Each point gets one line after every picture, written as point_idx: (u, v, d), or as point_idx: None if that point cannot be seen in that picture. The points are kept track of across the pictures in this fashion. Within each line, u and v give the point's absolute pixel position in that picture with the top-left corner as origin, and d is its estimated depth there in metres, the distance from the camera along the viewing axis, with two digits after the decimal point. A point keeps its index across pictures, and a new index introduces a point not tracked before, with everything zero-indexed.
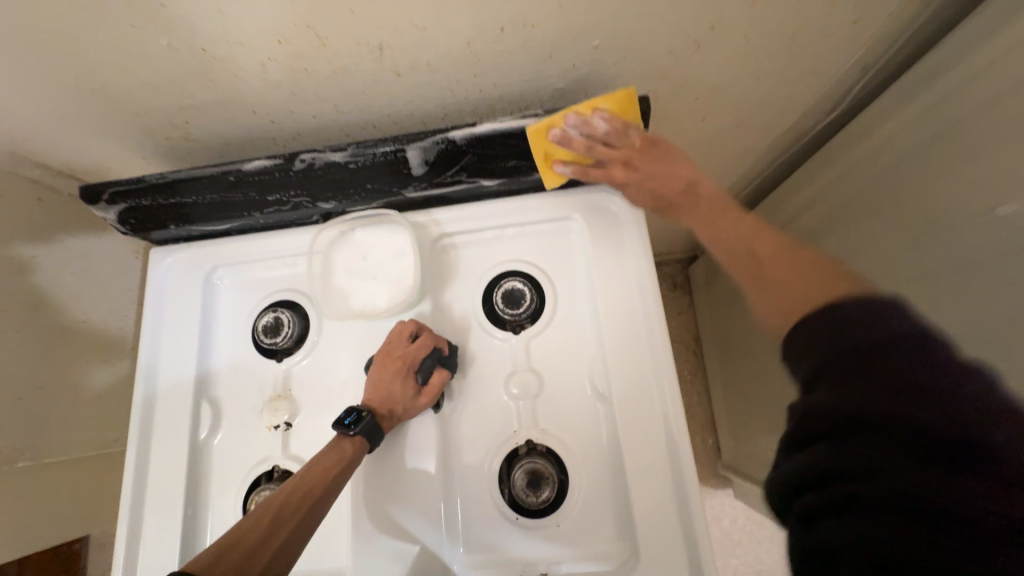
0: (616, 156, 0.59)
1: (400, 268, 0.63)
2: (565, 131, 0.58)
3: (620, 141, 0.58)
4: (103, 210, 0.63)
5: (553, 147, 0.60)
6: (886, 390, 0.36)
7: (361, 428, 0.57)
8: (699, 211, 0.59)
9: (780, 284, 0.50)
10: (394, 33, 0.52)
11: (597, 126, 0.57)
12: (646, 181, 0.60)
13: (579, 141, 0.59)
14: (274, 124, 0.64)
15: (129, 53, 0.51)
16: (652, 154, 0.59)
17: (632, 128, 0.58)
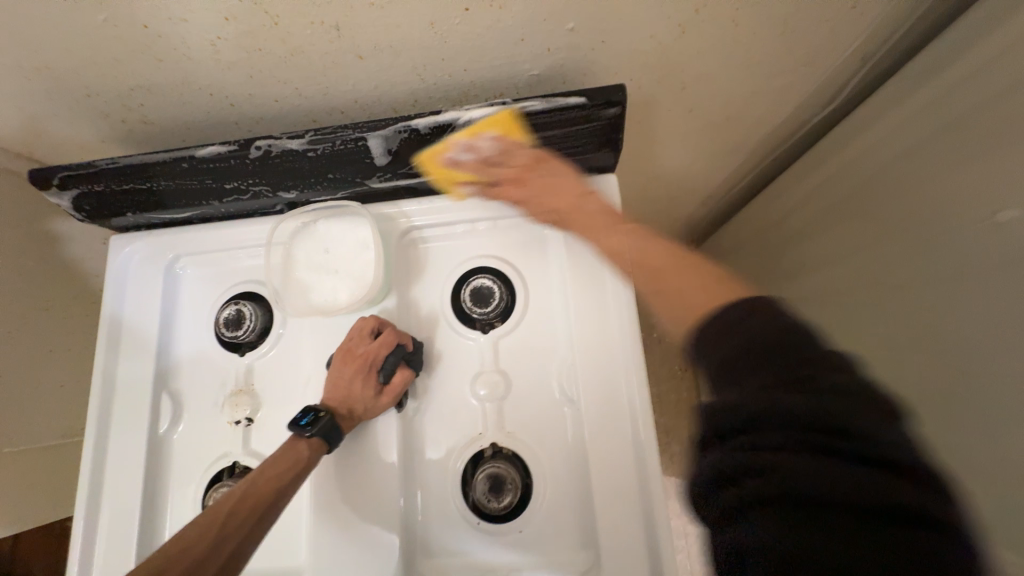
0: (505, 174, 0.59)
1: (362, 262, 0.60)
2: (455, 154, 0.58)
3: (514, 161, 0.58)
4: (56, 196, 0.60)
5: (453, 171, 0.60)
6: (791, 382, 0.36)
7: (317, 430, 0.55)
8: (604, 229, 0.59)
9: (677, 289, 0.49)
10: (349, 12, 0.48)
11: (482, 145, 0.57)
12: (544, 198, 0.59)
13: (481, 164, 0.59)
14: (233, 107, 0.60)
15: (68, 27, 0.48)
16: (544, 173, 0.59)
17: (523, 148, 0.58)
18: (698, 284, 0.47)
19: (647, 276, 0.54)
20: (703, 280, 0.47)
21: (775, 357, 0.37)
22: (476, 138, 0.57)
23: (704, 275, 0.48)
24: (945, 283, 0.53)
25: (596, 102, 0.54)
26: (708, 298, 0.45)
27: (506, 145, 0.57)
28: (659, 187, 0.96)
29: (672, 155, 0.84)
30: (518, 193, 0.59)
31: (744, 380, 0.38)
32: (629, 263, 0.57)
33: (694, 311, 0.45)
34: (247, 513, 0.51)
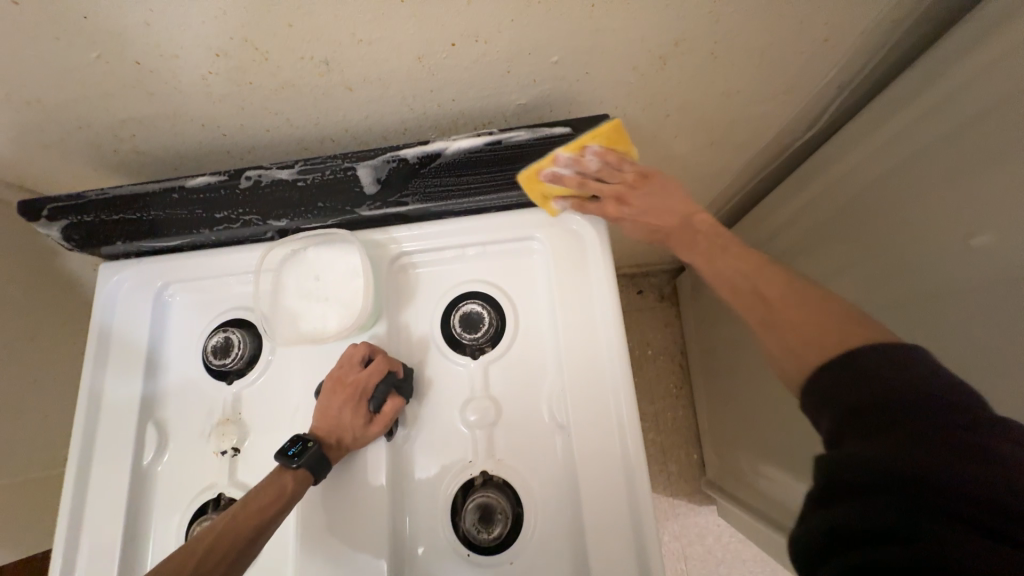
0: (612, 190, 0.56)
1: (351, 289, 0.60)
2: (558, 168, 0.56)
3: (614, 175, 0.56)
4: (45, 227, 0.60)
5: (546, 184, 0.58)
6: (887, 436, 0.36)
7: (305, 461, 0.54)
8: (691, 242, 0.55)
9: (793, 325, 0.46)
10: (338, 48, 0.49)
11: (586, 160, 0.56)
12: (639, 217, 0.56)
13: (566, 179, 0.57)
14: (226, 137, 0.61)
15: (60, 63, 0.49)
16: (643, 189, 0.56)
17: (625, 162, 0.56)
18: (832, 327, 0.44)
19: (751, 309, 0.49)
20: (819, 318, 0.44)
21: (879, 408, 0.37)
22: (583, 153, 0.56)
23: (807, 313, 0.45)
24: (926, 306, 0.53)
25: (575, 131, 0.57)
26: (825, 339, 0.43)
27: (613, 160, 0.56)
28: None
29: (661, 177, 0.85)
30: (610, 209, 0.57)
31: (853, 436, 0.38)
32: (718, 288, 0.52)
33: (819, 350, 0.43)
34: (230, 545, 0.50)
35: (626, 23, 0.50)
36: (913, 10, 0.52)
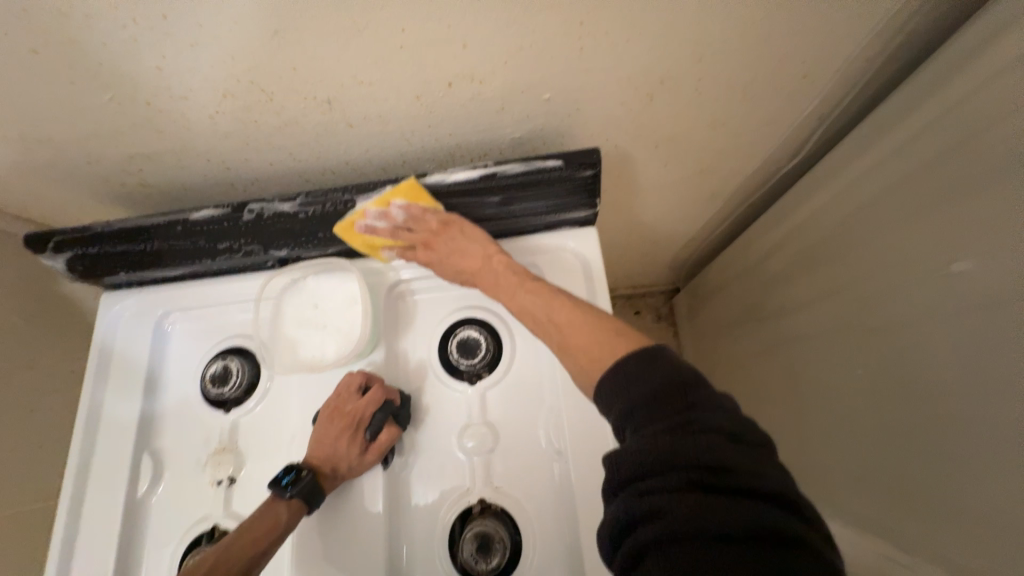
0: (419, 240, 0.61)
1: (350, 316, 0.61)
2: (370, 220, 0.60)
3: (421, 227, 0.60)
4: (50, 258, 0.62)
5: (365, 235, 0.61)
6: (701, 430, 0.39)
7: (298, 490, 0.54)
8: (497, 284, 0.59)
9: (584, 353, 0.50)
10: (340, 89, 0.52)
11: (395, 215, 0.60)
12: (447, 263, 0.61)
13: (388, 228, 0.61)
14: (230, 170, 0.63)
15: (72, 106, 0.51)
16: (448, 239, 0.60)
17: (427, 214, 0.59)
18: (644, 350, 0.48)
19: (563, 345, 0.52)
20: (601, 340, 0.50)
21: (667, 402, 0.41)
22: (387, 208, 0.59)
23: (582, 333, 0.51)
24: (914, 330, 0.55)
25: (572, 165, 0.58)
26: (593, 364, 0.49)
27: (416, 211, 0.59)
28: (643, 230, 1.00)
29: (653, 202, 0.87)
30: (425, 258, 0.61)
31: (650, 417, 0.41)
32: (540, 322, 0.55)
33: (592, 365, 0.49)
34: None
35: (615, 63, 0.53)
36: (885, 50, 0.55)
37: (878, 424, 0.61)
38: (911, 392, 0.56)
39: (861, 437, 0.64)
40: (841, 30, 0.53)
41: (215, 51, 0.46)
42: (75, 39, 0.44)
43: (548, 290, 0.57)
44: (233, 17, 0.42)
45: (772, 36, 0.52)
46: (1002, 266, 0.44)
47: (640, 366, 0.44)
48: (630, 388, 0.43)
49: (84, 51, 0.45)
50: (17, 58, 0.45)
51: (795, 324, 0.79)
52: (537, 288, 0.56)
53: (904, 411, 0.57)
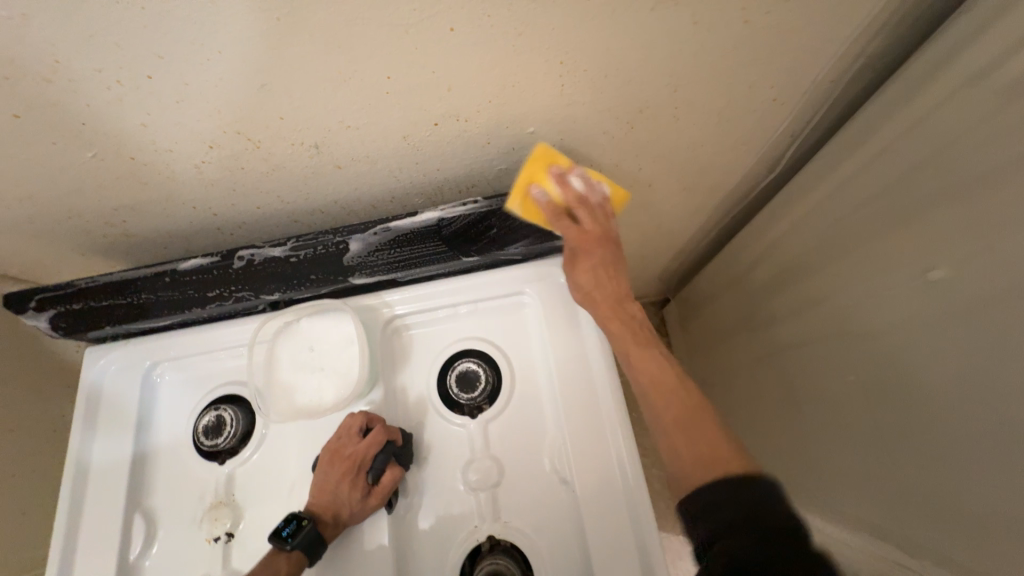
0: (585, 223, 0.59)
1: (346, 357, 0.60)
2: (567, 175, 0.58)
3: (599, 220, 0.59)
4: (32, 317, 0.60)
5: (539, 176, 0.57)
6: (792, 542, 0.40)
7: (299, 541, 0.52)
8: (624, 318, 0.58)
9: (699, 441, 0.49)
10: (327, 134, 0.52)
11: (595, 191, 0.59)
12: (593, 272, 0.60)
13: (564, 189, 0.58)
14: (217, 216, 0.63)
15: (55, 164, 0.50)
16: (615, 249, 0.60)
17: (611, 217, 0.60)
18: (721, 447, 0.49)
19: (663, 403, 0.53)
20: (721, 438, 0.49)
21: (739, 515, 0.42)
22: (596, 182, 0.59)
23: (684, 404, 0.53)
24: (901, 336, 0.56)
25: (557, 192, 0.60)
26: (713, 456, 0.48)
27: (607, 209, 0.60)
28: (631, 247, 1.02)
29: (639, 220, 0.89)
30: (586, 244, 0.59)
31: (731, 532, 0.42)
32: (644, 382, 0.55)
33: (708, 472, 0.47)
34: None
35: (595, 96, 0.55)
36: (847, 71, 0.59)
37: (875, 429, 0.63)
38: (904, 396, 0.57)
39: (860, 442, 0.66)
40: (805, 55, 0.55)
41: (201, 106, 0.46)
42: (57, 101, 0.43)
43: (652, 351, 0.57)
44: (220, 73, 0.43)
45: (742, 64, 0.55)
46: (977, 274, 0.47)
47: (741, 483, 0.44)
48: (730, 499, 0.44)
49: (65, 111, 0.44)
50: None
51: (785, 332, 0.80)
52: (658, 355, 0.56)
53: (898, 415, 0.58)
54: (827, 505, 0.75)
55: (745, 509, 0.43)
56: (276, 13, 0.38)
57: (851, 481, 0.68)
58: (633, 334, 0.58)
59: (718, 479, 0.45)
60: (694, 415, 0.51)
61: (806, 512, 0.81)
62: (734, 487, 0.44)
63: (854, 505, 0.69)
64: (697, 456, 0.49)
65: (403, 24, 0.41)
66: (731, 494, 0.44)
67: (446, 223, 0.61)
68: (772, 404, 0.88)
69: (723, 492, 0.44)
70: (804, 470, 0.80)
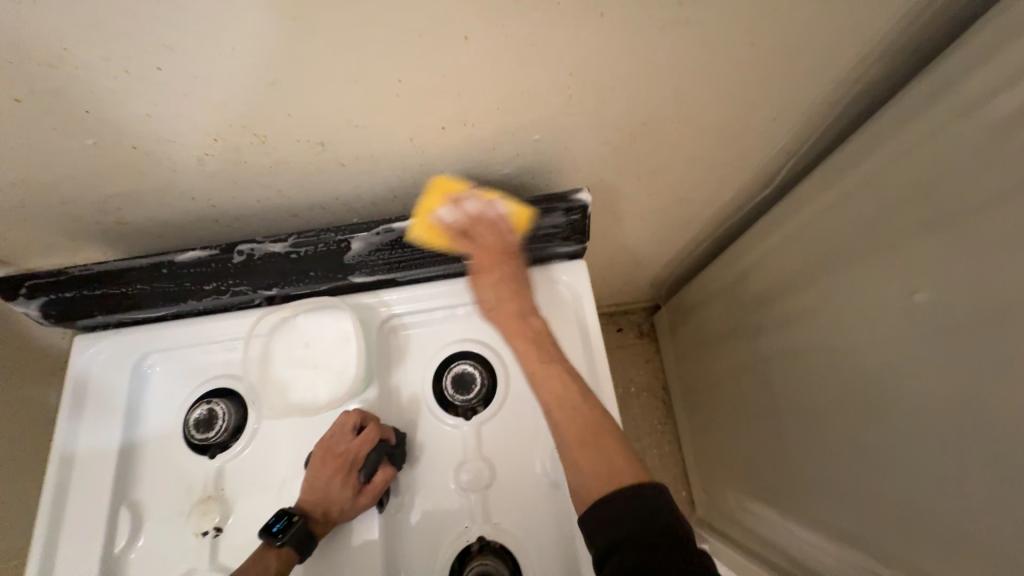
0: (475, 247, 0.62)
1: (343, 355, 0.60)
2: (462, 200, 0.61)
3: (495, 235, 0.61)
4: (22, 304, 0.59)
5: (438, 202, 0.61)
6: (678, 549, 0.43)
7: (289, 537, 0.52)
8: (525, 332, 0.59)
9: (603, 455, 0.50)
10: (333, 133, 0.52)
11: (490, 209, 0.61)
12: (494, 286, 0.61)
13: (457, 212, 0.61)
14: (213, 207, 0.62)
15: (51, 150, 0.49)
16: (511, 267, 0.61)
17: (507, 232, 0.62)
18: (620, 459, 0.50)
19: (568, 421, 0.53)
20: (619, 452, 0.51)
21: (625, 527, 0.45)
22: (491, 201, 0.61)
23: (586, 420, 0.53)
24: (883, 354, 0.59)
25: (560, 203, 0.59)
26: (612, 474, 0.49)
27: (503, 226, 0.61)
28: (625, 254, 1.03)
29: (634, 229, 0.91)
30: (484, 258, 0.61)
31: (623, 546, 0.44)
32: (547, 396, 0.55)
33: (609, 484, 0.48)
34: None
35: (600, 107, 0.55)
36: (843, 96, 0.60)
37: (854, 441, 0.65)
38: (883, 412, 0.59)
39: (840, 454, 0.68)
40: (805, 79, 0.57)
41: (208, 99, 0.46)
42: (60, 89, 0.43)
43: (561, 370, 0.56)
44: (230, 68, 0.43)
45: (744, 83, 0.56)
46: (960, 298, 0.49)
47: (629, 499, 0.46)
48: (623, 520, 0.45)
49: (67, 98, 0.44)
50: None
51: (771, 344, 0.83)
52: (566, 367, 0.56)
53: (878, 429, 0.60)
54: (804, 513, 0.77)
55: (634, 520, 0.45)
56: (291, 11, 0.38)
57: (829, 492, 0.71)
58: (537, 351, 0.58)
59: (616, 493, 0.47)
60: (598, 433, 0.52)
61: (782, 518, 0.83)
62: (628, 501, 0.46)
63: (830, 514, 0.71)
64: (599, 475, 0.49)
65: (418, 30, 0.41)
66: (627, 506, 0.46)
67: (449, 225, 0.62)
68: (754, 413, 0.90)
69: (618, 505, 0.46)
70: (785, 479, 0.82)
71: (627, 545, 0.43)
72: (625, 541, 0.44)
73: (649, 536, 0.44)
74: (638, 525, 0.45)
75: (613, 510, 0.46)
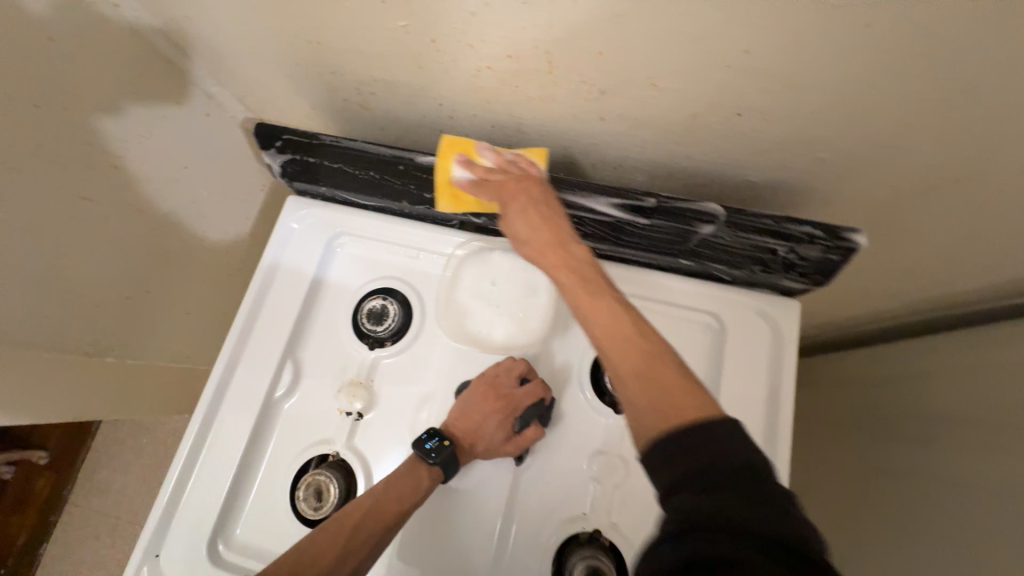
0: (498, 180, 0.55)
1: (527, 306, 0.61)
2: (474, 158, 0.59)
3: (515, 169, 0.56)
4: (271, 156, 0.65)
5: (452, 163, 0.59)
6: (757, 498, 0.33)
7: (440, 459, 0.53)
8: (568, 260, 0.49)
9: (661, 387, 0.40)
10: (625, 84, 0.48)
11: (503, 156, 0.58)
12: (525, 216, 0.52)
13: (472, 170, 0.58)
14: (450, 119, 0.63)
15: (362, 22, 0.50)
16: (539, 193, 0.53)
17: (534, 165, 0.57)
18: (681, 389, 0.39)
19: (625, 357, 0.42)
20: (677, 380, 0.40)
21: (688, 465, 0.35)
22: (501, 150, 0.58)
23: (641, 352, 0.42)
24: None
25: (827, 238, 0.51)
26: (668, 406, 0.39)
27: (521, 162, 0.57)
28: None
29: None
30: (509, 187, 0.54)
31: (684, 487, 0.35)
32: (595, 333, 0.44)
33: (668, 415, 0.38)
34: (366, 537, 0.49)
35: (924, 147, 0.47)
36: None
37: None
38: None
39: None
40: None
41: (539, 15, 0.43)
42: None
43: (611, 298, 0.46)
44: None
45: None
46: None
47: (692, 431, 0.36)
48: (680, 458, 0.36)
49: None
50: None
51: None
52: (614, 296, 0.46)
53: None
54: None
55: (696, 456, 0.35)
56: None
57: None
58: (580, 280, 0.47)
59: (674, 427, 0.37)
60: (654, 367, 0.41)
61: None
62: (684, 437, 0.36)
63: None
64: (655, 411, 0.39)
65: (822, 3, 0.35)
66: (680, 443, 0.36)
67: (696, 215, 0.54)
68: (838, 503, 0.83)
69: (672, 441, 0.37)
70: None
71: (691, 483, 0.35)
72: (686, 481, 0.35)
73: (721, 474, 0.34)
74: (696, 463, 0.35)
75: (670, 449, 0.36)
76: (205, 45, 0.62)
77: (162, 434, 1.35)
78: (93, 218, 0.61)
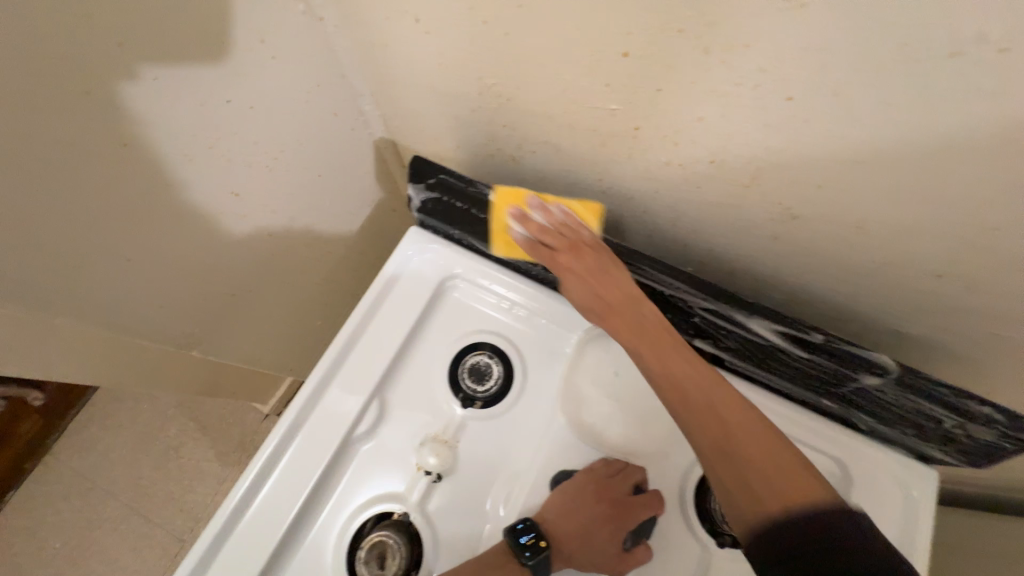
0: (557, 241, 0.57)
1: (645, 406, 0.59)
2: (526, 213, 0.60)
3: (568, 228, 0.58)
4: (417, 188, 0.66)
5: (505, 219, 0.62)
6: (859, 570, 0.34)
7: (536, 561, 0.50)
8: (641, 327, 0.51)
9: (758, 472, 0.40)
10: (825, 217, 0.46)
11: (554, 214, 0.60)
12: (587, 280, 0.54)
13: (526, 227, 0.60)
14: (602, 194, 0.61)
15: (571, 97, 0.49)
16: (591, 250, 0.56)
17: (585, 225, 0.59)
18: (770, 467, 0.40)
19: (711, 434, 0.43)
20: (788, 469, 0.40)
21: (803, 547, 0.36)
22: (551, 207, 0.60)
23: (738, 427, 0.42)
24: None
25: (1007, 425, 0.48)
26: (766, 487, 0.39)
27: (574, 221, 0.59)
28: None
29: None
30: (569, 253, 0.56)
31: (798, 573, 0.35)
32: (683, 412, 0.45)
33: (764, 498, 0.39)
34: None
35: None
36: None
37: None
38: None
39: None
40: None
41: (775, 139, 0.42)
42: (669, 67, 0.40)
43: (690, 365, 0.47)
44: (849, 136, 0.38)
45: None
46: None
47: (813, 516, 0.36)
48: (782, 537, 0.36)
49: (662, 76, 0.41)
50: (599, 49, 0.42)
51: None
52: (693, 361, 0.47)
53: None
54: None
55: (808, 540, 0.36)
56: (1012, 132, 0.32)
57: None
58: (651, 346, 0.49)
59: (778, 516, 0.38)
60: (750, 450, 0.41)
61: None
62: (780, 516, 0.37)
63: None
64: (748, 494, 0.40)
65: None
66: (785, 526, 0.37)
67: (865, 364, 0.51)
68: None
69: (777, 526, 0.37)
70: None
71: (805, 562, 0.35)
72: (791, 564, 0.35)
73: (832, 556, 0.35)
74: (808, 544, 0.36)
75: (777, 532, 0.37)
76: (382, 71, 0.62)
77: (167, 407, 1.30)
78: (230, 212, 0.60)
